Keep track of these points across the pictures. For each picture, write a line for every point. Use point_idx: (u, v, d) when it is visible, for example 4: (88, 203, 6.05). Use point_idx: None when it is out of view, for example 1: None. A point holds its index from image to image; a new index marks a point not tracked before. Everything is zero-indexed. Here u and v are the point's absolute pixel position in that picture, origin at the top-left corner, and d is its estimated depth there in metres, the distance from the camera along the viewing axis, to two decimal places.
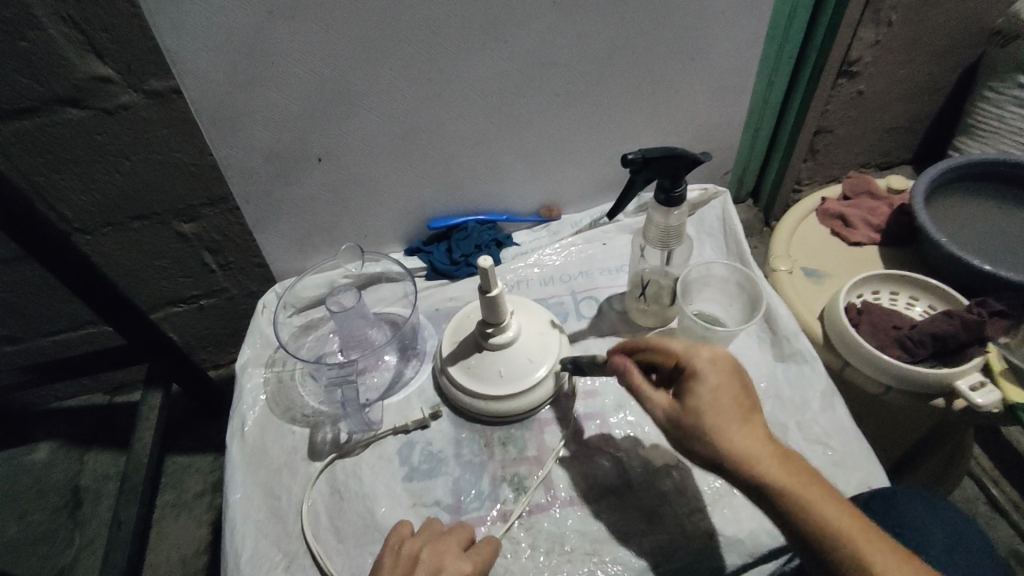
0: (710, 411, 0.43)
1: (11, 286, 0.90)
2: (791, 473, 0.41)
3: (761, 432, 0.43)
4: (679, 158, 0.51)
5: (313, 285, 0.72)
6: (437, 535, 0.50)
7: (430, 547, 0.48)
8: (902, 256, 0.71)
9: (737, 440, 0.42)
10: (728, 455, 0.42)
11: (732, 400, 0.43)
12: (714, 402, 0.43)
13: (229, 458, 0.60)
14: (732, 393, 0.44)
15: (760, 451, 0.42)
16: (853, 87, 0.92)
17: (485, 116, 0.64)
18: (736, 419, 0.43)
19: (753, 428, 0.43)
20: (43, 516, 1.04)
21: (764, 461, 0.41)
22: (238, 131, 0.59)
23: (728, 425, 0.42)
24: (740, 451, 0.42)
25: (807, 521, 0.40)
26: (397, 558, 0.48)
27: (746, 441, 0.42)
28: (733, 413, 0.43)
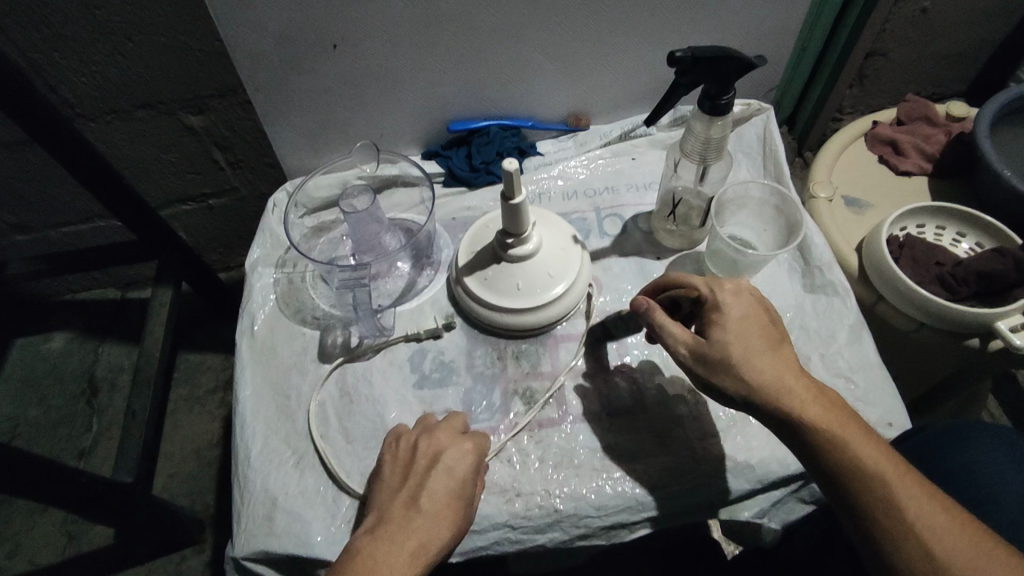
0: (736, 340, 0.43)
1: (15, 172, 0.87)
2: (823, 407, 0.41)
3: (794, 370, 0.43)
4: (730, 62, 0.45)
5: (325, 185, 0.68)
6: (433, 426, 0.49)
7: (426, 437, 0.48)
8: (951, 190, 0.66)
9: (766, 372, 0.42)
10: (754, 383, 0.42)
11: (759, 336, 0.44)
12: (740, 329, 0.44)
13: (238, 355, 0.59)
14: (759, 326, 0.44)
15: (794, 383, 0.42)
16: (917, 5, 0.84)
17: (517, 7, 0.58)
18: (765, 353, 0.43)
19: (781, 364, 0.43)
20: (61, 401, 1.06)
21: (795, 395, 0.41)
22: (248, 8, 0.54)
23: (756, 352, 0.43)
24: (771, 383, 0.42)
25: (840, 456, 0.39)
26: (396, 451, 0.48)
27: (776, 373, 0.42)
28: (760, 347, 0.43)
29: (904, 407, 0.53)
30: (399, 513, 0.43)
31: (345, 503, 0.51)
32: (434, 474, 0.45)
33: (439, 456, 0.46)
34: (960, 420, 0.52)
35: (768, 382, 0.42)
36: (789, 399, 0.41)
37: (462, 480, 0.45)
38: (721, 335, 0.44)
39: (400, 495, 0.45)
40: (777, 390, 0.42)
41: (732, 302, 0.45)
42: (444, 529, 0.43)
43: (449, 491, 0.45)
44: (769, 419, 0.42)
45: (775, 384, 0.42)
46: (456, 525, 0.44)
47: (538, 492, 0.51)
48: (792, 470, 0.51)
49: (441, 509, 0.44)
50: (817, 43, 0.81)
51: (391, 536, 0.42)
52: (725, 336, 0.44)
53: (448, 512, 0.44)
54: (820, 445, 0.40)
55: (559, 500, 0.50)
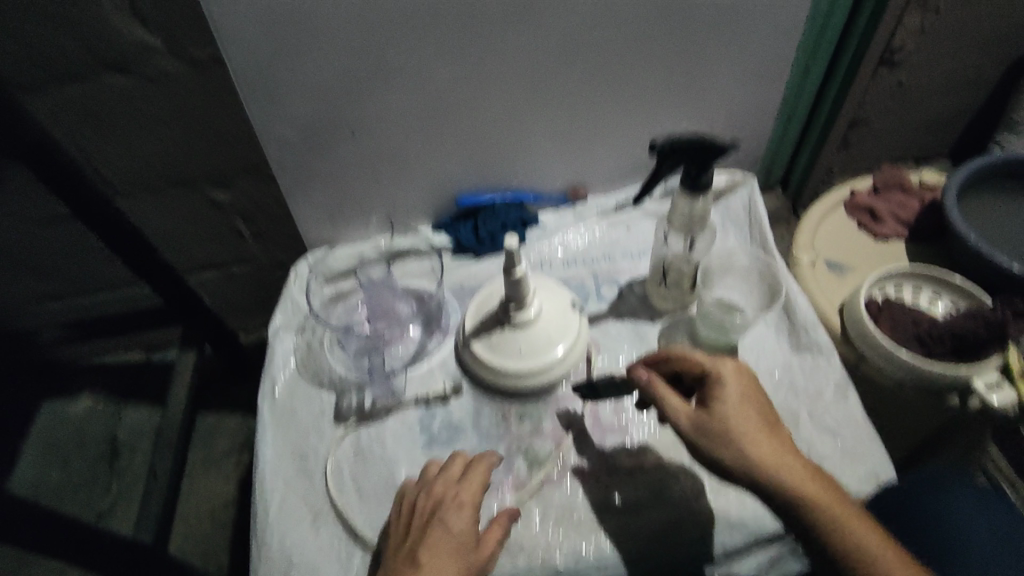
0: (735, 415, 0.48)
1: (59, 246, 0.94)
2: (822, 485, 0.44)
3: (790, 448, 0.47)
4: (706, 149, 0.51)
5: (344, 256, 0.75)
6: (432, 478, 0.54)
7: (423, 492, 0.53)
8: (928, 254, 0.70)
9: (767, 446, 0.46)
10: (756, 455, 0.46)
11: (758, 412, 0.49)
12: (743, 406, 0.48)
13: (260, 416, 0.63)
14: (753, 404, 0.49)
15: (792, 461, 0.46)
16: (893, 78, 0.91)
17: (516, 95, 0.66)
18: (764, 429, 0.47)
19: (779, 442, 0.47)
20: (84, 464, 1.11)
21: (792, 468, 0.45)
22: (277, 101, 0.61)
23: (757, 433, 0.47)
24: (772, 458, 0.46)
25: (838, 528, 0.42)
26: (401, 510, 0.53)
27: (775, 449, 0.46)
28: (759, 422, 0.48)
29: (889, 461, 0.56)
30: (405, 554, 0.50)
31: (358, 558, 0.54)
32: (436, 520, 0.51)
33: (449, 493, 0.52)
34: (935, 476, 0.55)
35: (768, 459, 0.45)
36: (788, 472, 0.45)
37: (450, 526, 0.50)
38: (722, 412, 0.48)
39: (404, 553, 0.50)
40: (778, 466, 0.45)
41: (732, 382, 0.50)
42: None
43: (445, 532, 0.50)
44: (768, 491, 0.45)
45: (772, 459, 0.45)
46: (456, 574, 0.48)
47: (540, 547, 0.53)
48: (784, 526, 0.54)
49: (436, 546, 0.49)
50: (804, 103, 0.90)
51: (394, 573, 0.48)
52: (726, 413, 0.48)
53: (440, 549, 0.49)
54: (818, 519, 0.43)
55: (560, 555, 0.53)
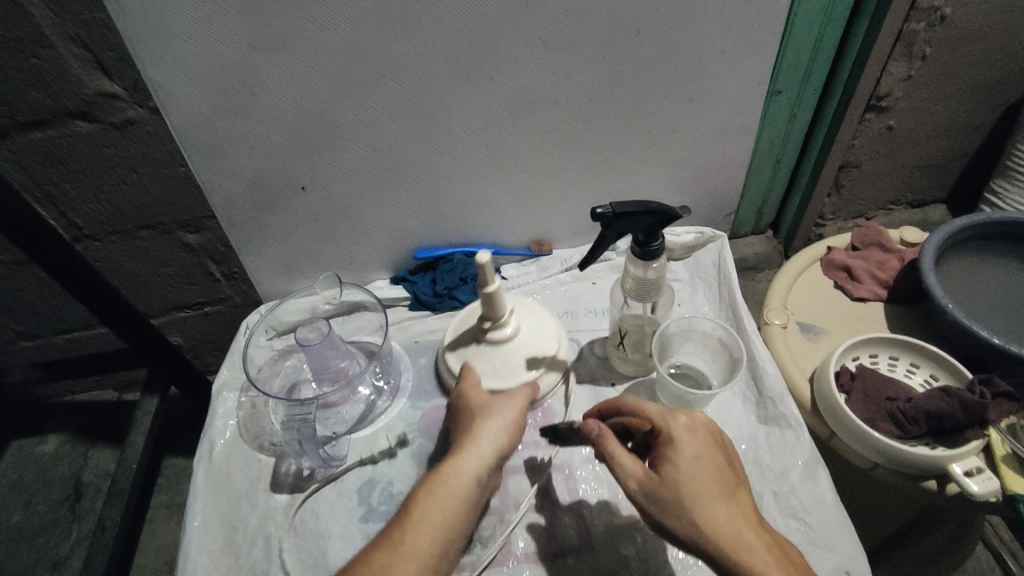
0: (689, 481, 0.42)
1: (25, 288, 0.93)
2: (784, 564, 0.38)
3: (751, 517, 0.41)
4: (653, 214, 0.48)
5: (294, 310, 0.71)
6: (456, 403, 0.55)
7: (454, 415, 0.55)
8: (909, 317, 0.65)
9: (722, 519, 0.40)
10: (708, 533, 0.40)
11: (717, 475, 0.43)
12: (698, 468, 0.43)
13: (194, 481, 0.60)
14: (713, 464, 0.44)
15: (751, 538, 0.39)
16: (881, 122, 0.87)
17: (473, 149, 0.64)
18: (721, 497, 0.42)
19: (738, 511, 0.41)
20: (45, 508, 1.07)
21: (750, 543, 0.39)
22: (222, 157, 0.59)
23: (712, 501, 0.41)
24: (726, 534, 0.40)
25: None
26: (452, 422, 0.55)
27: (731, 522, 0.40)
28: (716, 489, 0.42)
29: (861, 552, 0.51)
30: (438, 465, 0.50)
31: None
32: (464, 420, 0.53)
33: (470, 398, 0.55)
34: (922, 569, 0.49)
35: (723, 535, 0.39)
36: (743, 554, 0.39)
37: (476, 425, 0.51)
38: (674, 477, 0.43)
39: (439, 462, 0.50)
40: (733, 544, 0.39)
41: (687, 443, 0.44)
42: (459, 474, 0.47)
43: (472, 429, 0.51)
44: (722, 573, 0.39)
45: (726, 533, 0.40)
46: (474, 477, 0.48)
47: None
48: None
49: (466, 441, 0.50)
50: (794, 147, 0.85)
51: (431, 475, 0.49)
52: (677, 478, 0.43)
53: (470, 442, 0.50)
54: None
55: None
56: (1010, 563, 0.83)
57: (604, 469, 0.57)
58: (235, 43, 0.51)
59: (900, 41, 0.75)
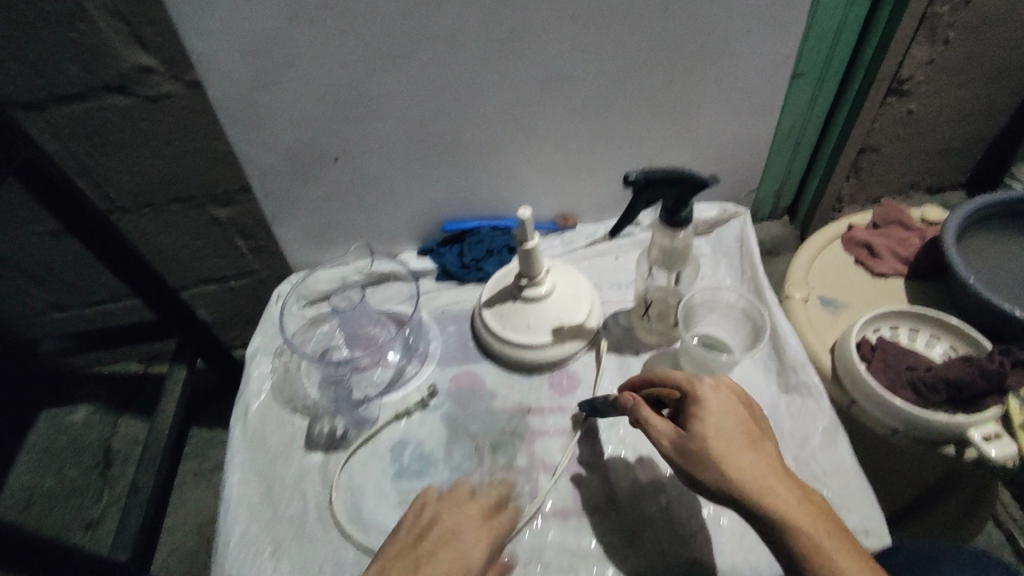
0: (717, 436, 0.44)
1: (58, 260, 0.95)
2: (806, 509, 0.41)
3: (775, 468, 0.44)
4: (682, 181, 0.49)
5: (325, 280, 0.74)
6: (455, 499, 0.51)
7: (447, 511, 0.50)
8: (931, 292, 0.66)
9: (750, 468, 0.43)
10: (736, 480, 0.42)
11: (741, 429, 0.45)
12: (724, 423, 0.45)
13: (231, 441, 0.62)
14: (738, 420, 0.46)
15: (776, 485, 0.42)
16: (903, 106, 0.88)
17: (503, 123, 0.65)
18: (747, 449, 0.44)
19: (763, 463, 0.44)
20: (77, 473, 1.11)
21: (778, 490, 0.42)
22: (260, 129, 0.61)
23: (739, 453, 0.44)
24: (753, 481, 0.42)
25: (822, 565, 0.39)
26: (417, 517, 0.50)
27: (756, 470, 0.43)
28: (741, 441, 0.44)
29: (879, 514, 0.52)
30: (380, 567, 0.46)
31: None
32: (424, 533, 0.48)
33: (434, 522, 0.49)
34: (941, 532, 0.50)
35: (755, 484, 0.42)
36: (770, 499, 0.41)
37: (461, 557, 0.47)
38: (703, 433, 0.45)
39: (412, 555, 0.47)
40: (761, 489, 0.42)
41: (713, 401, 0.47)
42: None
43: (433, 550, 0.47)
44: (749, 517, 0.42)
45: (753, 481, 0.42)
46: None
47: None
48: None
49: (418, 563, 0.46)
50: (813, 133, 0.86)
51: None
52: (704, 431, 0.45)
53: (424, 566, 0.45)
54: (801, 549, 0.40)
55: None
56: (1019, 538, 0.84)
57: (629, 432, 0.59)
58: (277, 14, 0.52)
59: (924, 23, 0.76)
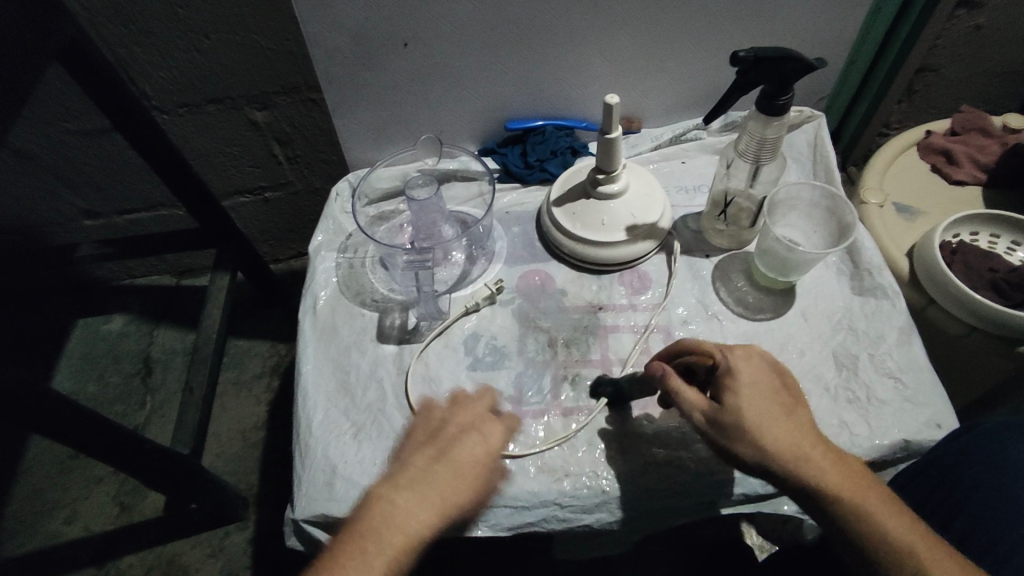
0: (751, 404, 0.42)
1: (92, 161, 0.92)
2: (842, 471, 0.40)
3: (811, 434, 0.41)
4: (791, 63, 0.47)
5: (387, 177, 0.72)
6: (464, 400, 0.49)
7: (460, 409, 0.48)
8: (1005, 199, 0.67)
9: (787, 437, 0.41)
10: (773, 451, 0.40)
11: (774, 399, 0.43)
12: (756, 395, 0.43)
13: (302, 331, 0.62)
14: (769, 388, 0.44)
15: (814, 452, 0.40)
16: (971, 19, 0.80)
17: (579, 9, 0.61)
18: (781, 418, 0.42)
19: (796, 428, 0.41)
20: (117, 381, 1.11)
21: (819, 460, 0.40)
22: (329, 6, 0.58)
23: (773, 423, 0.41)
24: (789, 450, 0.40)
25: (865, 525, 0.38)
26: (428, 417, 0.48)
27: (794, 442, 0.40)
28: (776, 410, 0.42)
29: (953, 410, 0.53)
30: (422, 465, 0.44)
31: None
32: (463, 441, 0.45)
33: (468, 429, 0.46)
34: (1012, 418, 0.52)
35: (788, 453, 0.40)
36: (807, 468, 0.40)
37: (478, 454, 0.45)
38: (734, 399, 0.43)
39: (427, 450, 0.45)
40: (797, 457, 0.40)
41: (746, 368, 0.44)
42: (465, 491, 0.43)
43: (476, 457, 0.45)
44: (785, 486, 0.40)
45: (789, 450, 0.40)
46: (476, 488, 0.44)
47: (585, 472, 0.52)
48: None
49: (465, 467, 0.44)
50: (872, 48, 0.78)
51: (410, 486, 0.42)
52: (736, 403, 0.42)
53: (468, 477, 0.44)
54: (840, 513, 0.39)
55: (606, 481, 0.52)
56: None
57: (701, 329, 0.59)
58: None
59: None
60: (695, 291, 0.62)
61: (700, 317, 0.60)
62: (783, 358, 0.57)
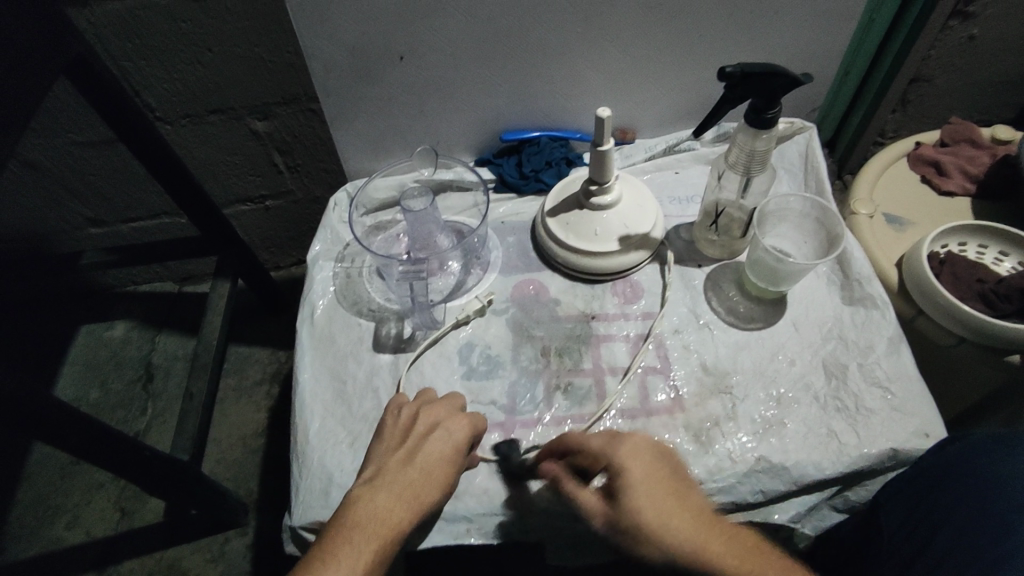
0: (650, 511, 0.40)
1: (96, 171, 0.94)
2: (751, 568, 0.38)
3: (710, 530, 0.40)
4: (778, 78, 0.48)
5: (383, 188, 0.73)
6: (429, 402, 0.54)
7: (425, 409, 0.53)
8: (995, 209, 0.68)
9: (689, 539, 0.39)
10: (681, 555, 0.39)
11: (667, 497, 0.41)
12: (648, 495, 0.41)
13: (299, 340, 0.63)
14: (658, 485, 0.42)
15: (719, 551, 0.39)
16: (964, 31, 0.81)
17: (572, 23, 0.62)
18: (678, 517, 0.40)
19: (696, 528, 0.40)
20: (120, 387, 1.12)
21: (725, 557, 0.39)
22: (327, 20, 0.59)
23: (672, 524, 0.40)
24: (696, 556, 0.39)
25: None
26: (397, 417, 0.53)
27: (698, 544, 0.39)
28: (669, 509, 0.41)
29: (941, 419, 0.53)
30: (394, 466, 0.48)
31: None
32: (431, 438, 0.50)
33: (435, 428, 0.51)
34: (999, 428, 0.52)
35: (694, 556, 0.39)
36: (715, 575, 0.38)
37: (444, 452, 0.49)
38: (632, 506, 0.41)
39: (398, 451, 0.49)
40: (704, 560, 0.38)
41: (633, 465, 0.43)
42: (435, 486, 0.47)
43: (442, 453, 0.49)
44: None
45: (696, 554, 0.39)
46: (446, 483, 0.48)
47: None
48: (828, 475, 0.52)
49: (433, 467, 0.48)
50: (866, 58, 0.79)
51: (387, 484, 0.46)
52: (631, 510, 0.40)
53: (437, 473, 0.48)
54: None
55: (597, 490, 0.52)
56: None
57: (693, 339, 0.60)
58: None
59: None
60: (688, 301, 0.63)
61: (692, 326, 0.61)
62: (774, 367, 0.58)
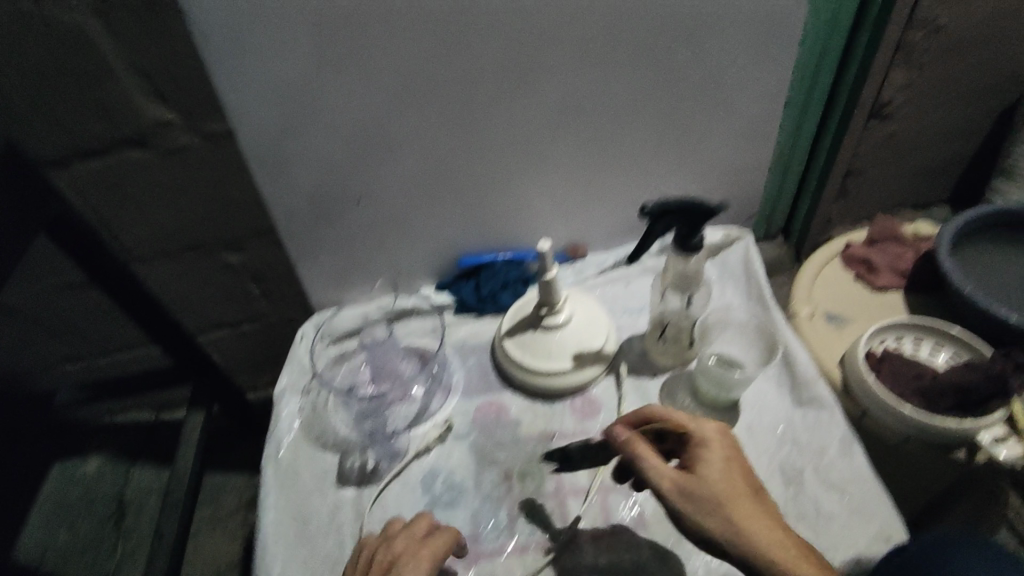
0: (721, 484, 0.48)
1: (72, 312, 0.96)
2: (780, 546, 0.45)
3: (767, 516, 0.47)
4: (697, 210, 0.53)
5: (348, 319, 0.77)
6: (392, 534, 0.54)
7: (383, 547, 0.53)
8: (927, 301, 0.72)
9: (746, 514, 0.47)
10: (731, 529, 0.46)
11: (743, 474, 0.50)
12: (722, 471, 0.49)
13: (264, 479, 0.63)
14: (736, 470, 0.50)
15: (760, 528, 0.46)
16: (885, 129, 0.87)
17: (513, 158, 0.68)
18: (746, 493, 0.48)
19: (757, 509, 0.47)
20: (89, 528, 1.09)
21: (767, 531, 0.46)
22: (287, 172, 0.64)
23: (742, 499, 0.48)
24: (750, 526, 0.46)
25: None
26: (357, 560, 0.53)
27: (752, 519, 0.46)
28: (735, 485, 0.49)
29: (900, 520, 0.54)
30: None
31: None
32: None
33: (392, 565, 0.51)
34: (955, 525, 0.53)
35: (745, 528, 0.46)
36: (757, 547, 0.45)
37: None
38: (709, 479, 0.49)
39: None
40: (751, 529, 0.46)
41: (714, 447, 0.51)
42: None
43: None
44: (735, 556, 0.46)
45: (757, 529, 0.46)
46: None
47: None
48: None
49: None
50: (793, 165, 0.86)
51: None
52: (711, 480, 0.48)
53: None
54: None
55: None
56: None
57: None
58: (303, 65, 0.55)
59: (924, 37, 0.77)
60: None
61: None
62: None
